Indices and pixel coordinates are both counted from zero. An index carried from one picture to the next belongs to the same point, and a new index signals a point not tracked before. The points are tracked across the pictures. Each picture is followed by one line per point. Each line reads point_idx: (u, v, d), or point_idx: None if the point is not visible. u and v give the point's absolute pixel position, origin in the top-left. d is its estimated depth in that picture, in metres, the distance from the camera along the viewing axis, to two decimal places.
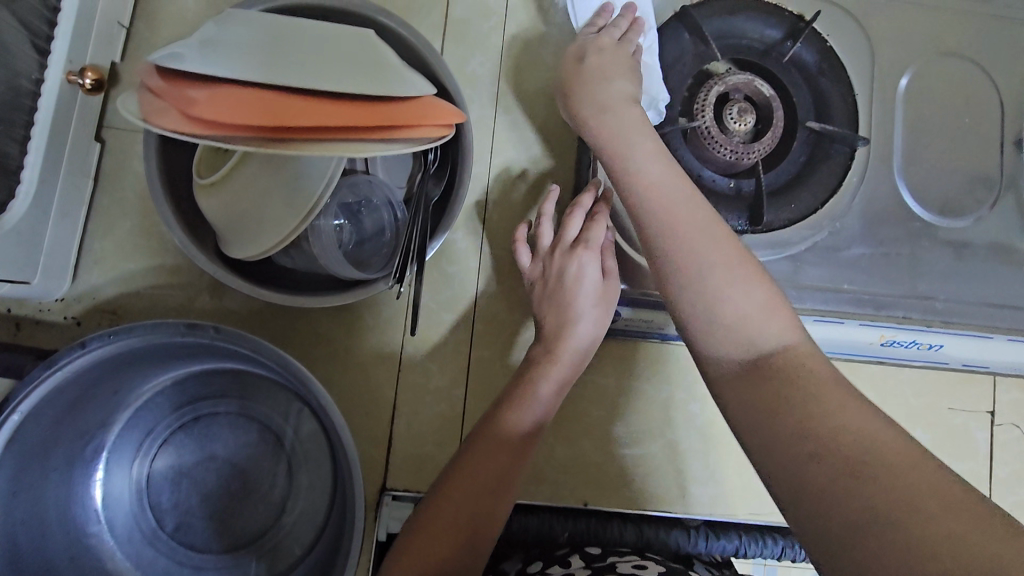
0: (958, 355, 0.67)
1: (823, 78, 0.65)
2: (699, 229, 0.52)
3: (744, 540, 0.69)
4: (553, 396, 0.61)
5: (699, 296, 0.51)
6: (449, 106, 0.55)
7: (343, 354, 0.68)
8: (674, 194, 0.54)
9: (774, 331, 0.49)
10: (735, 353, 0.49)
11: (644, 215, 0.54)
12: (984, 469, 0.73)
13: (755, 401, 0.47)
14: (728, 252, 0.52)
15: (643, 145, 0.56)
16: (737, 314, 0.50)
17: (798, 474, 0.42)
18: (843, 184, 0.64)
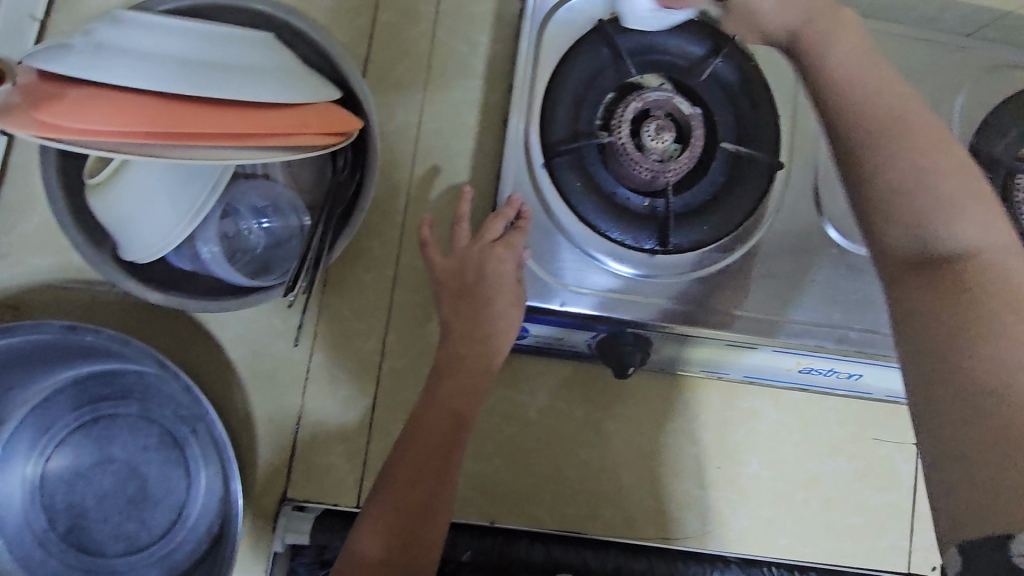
0: (879, 385, 0.68)
1: (744, 98, 0.64)
2: (897, 109, 0.51)
3: (655, 562, 0.67)
4: (460, 413, 0.61)
5: (872, 164, 0.50)
6: (341, 112, 0.58)
7: (249, 360, 0.67)
8: (873, 80, 0.53)
9: (967, 231, 0.46)
10: (924, 235, 0.47)
11: (833, 96, 0.53)
12: (906, 500, 0.73)
13: (953, 292, 0.44)
14: (925, 136, 0.50)
15: (846, 43, 0.55)
16: (925, 198, 0.48)
17: (961, 373, 0.40)
18: (758, 208, 0.63)
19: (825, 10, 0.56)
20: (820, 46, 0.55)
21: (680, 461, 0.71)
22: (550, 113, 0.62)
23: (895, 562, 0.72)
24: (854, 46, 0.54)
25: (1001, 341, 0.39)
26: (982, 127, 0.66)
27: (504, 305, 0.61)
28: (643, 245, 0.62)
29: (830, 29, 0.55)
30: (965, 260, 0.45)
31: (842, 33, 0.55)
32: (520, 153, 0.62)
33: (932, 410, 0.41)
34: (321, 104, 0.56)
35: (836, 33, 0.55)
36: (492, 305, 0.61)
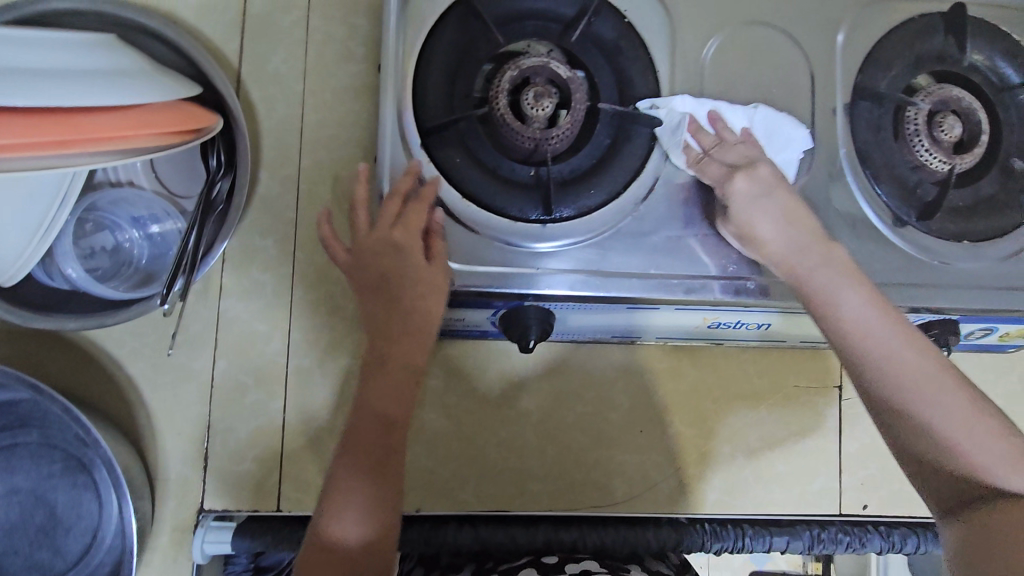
0: (791, 332, 0.68)
1: (621, 55, 0.63)
2: (915, 380, 0.53)
3: (584, 529, 0.67)
4: (389, 415, 0.58)
5: (928, 424, 0.53)
6: (193, 108, 0.56)
7: (151, 376, 0.65)
8: (893, 345, 0.54)
9: (1009, 473, 0.51)
10: (958, 481, 0.52)
11: (865, 369, 0.54)
12: (833, 443, 0.74)
13: (1008, 520, 0.49)
14: (932, 391, 0.53)
15: (856, 296, 0.55)
16: (954, 443, 0.52)
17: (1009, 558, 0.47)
18: (646, 165, 0.62)
19: (828, 256, 0.56)
20: (838, 307, 0.55)
21: (603, 428, 0.71)
22: (422, 90, 0.60)
23: (826, 505, 0.73)
24: (863, 297, 0.55)
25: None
26: (864, 62, 0.66)
27: (423, 293, 0.58)
28: (533, 216, 0.60)
29: (835, 281, 0.55)
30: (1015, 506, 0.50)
31: (854, 287, 0.55)
32: (396, 134, 0.59)
33: None
34: (172, 100, 0.54)
35: (848, 285, 0.55)
36: (413, 298, 0.58)
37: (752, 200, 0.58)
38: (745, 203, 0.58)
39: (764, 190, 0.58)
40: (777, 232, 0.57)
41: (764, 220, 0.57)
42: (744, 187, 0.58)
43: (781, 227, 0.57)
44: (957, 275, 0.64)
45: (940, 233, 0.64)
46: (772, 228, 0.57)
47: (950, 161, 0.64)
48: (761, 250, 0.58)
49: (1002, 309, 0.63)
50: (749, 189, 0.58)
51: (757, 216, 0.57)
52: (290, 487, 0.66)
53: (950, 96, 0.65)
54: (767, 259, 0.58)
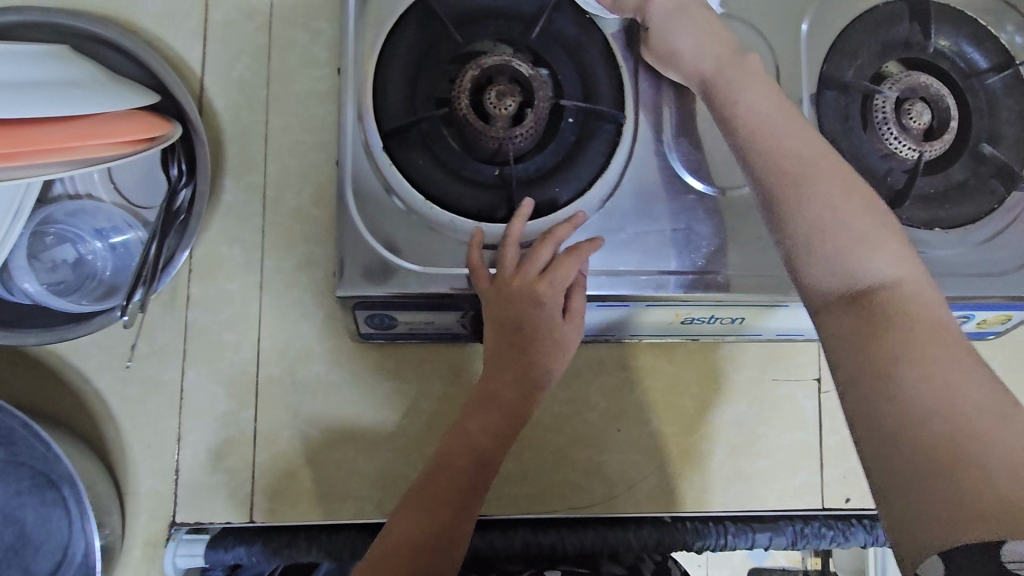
0: (764, 325, 0.68)
1: (585, 52, 0.63)
2: (807, 170, 0.51)
3: (562, 533, 0.66)
4: (484, 453, 0.57)
5: (812, 217, 0.49)
6: (151, 116, 0.56)
7: (119, 388, 0.65)
8: (777, 122, 0.53)
9: (887, 263, 0.48)
10: (840, 274, 0.48)
11: (754, 145, 0.53)
12: (813, 436, 0.73)
13: (895, 333, 0.44)
14: (823, 183, 0.50)
15: (753, 92, 0.55)
16: (838, 241, 0.48)
17: (878, 368, 0.44)
18: (611, 161, 0.61)
19: (734, 62, 0.57)
20: (731, 96, 0.55)
21: (580, 428, 0.70)
22: (382, 94, 0.60)
23: (808, 499, 0.72)
24: (759, 93, 0.55)
25: (917, 381, 0.42)
26: (829, 51, 0.65)
27: (549, 347, 0.58)
28: (498, 216, 0.60)
29: (739, 78, 0.56)
30: (894, 315, 0.45)
31: (752, 87, 0.55)
32: (356, 138, 0.59)
33: (883, 444, 0.41)
34: (125, 110, 0.54)
35: (746, 84, 0.55)
36: (537, 347, 0.58)
37: (669, 17, 0.59)
38: (666, 25, 0.59)
39: (683, 13, 0.59)
40: (692, 48, 0.58)
41: (680, 33, 0.59)
42: (662, 9, 0.59)
43: (696, 39, 0.58)
44: (930, 263, 0.63)
45: (912, 221, 0.64)
46: (687, 43, 0.58)
47: (919, 148, 0.63)
48: (676, 59, 0.59)
49: (975, 294, 0.63)
50: (664, 6, 0.59)
51: (676, 35, 0.59)
52: (262, 497, 0.65)
53: (919, 83, 0.64)
54: (686, 76, 0.59)
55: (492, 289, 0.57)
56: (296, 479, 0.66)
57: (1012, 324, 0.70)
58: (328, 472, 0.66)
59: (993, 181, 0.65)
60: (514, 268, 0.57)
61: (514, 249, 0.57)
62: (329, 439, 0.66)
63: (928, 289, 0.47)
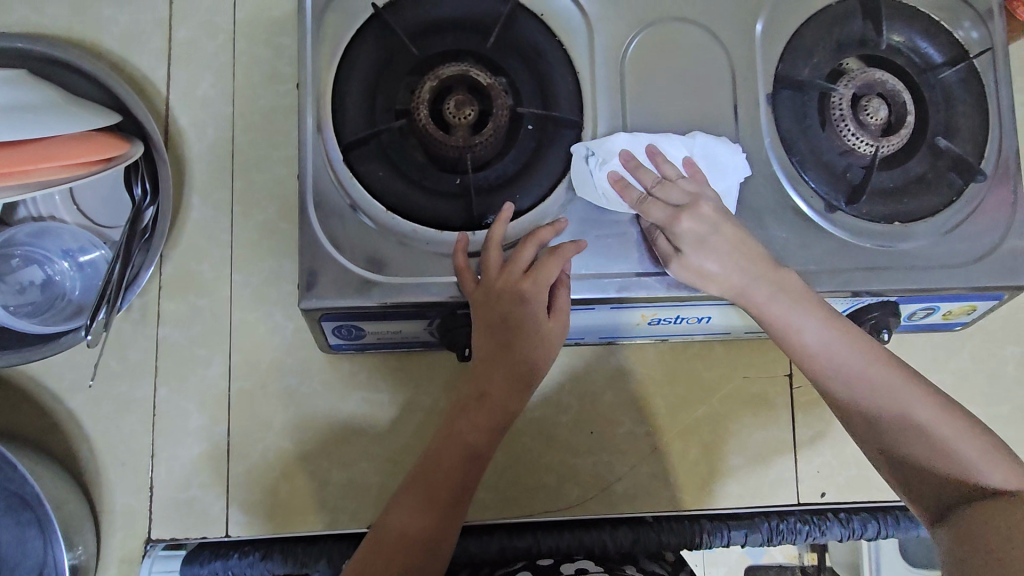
0: (732, 324, 0.68)
1: (541, 60, 0.63)
2: (896, 386, 0.57)
3: (538, 536, 0.67)
4: (476, 451, 0.59)
5: (914, 457, 0.56)
6: (110, 136, 0.56)
7: (91, 407, 0.65)
8: (879, 380, 0.57)
9: (994, 471, 0.54)
10: (953, 478, 0.55)
11: (882, 441, 0.58)
12: (787, 433, 0.73)
13: (999, 513, 0.51)
14: (915, 408, 0.57)
15: (815, 319, 0.57)
16: (941, 469, 0.55)
17: (984, 540, 0.50)
18: (570, 166, 0.62)
19: (779, 274, 0.58)
20: (795, 334, 0.58)
21: (553, 431, 0.71)
22: (342, 107, 0.61)
23: (782, 495, 0.73)
24: (820, 322, 0.57)
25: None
26: (784, 51, 0.66)
27: (537, 343, 0.58)
28: (460, 225, 0.60)
29: (794, 304, 0.57)
30: (1004, 498, 0.52)
31: (815, 310, 0.57)
32: (317, 151, 0.59)
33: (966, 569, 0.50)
34: (79, 131, 0.54)
35: (806, 307, 0.57)
36: (526, 345, 0.58)
37: (699, 241, 0.57)
38: (691, 270, 0.58)
39: (717, 234, 0.58)
40: (727, 267, 0.57)
41: (715, 254, 0.57)
42: (689, 236, 0.57)
43: (729, 252, 0.57)
44: (894, 255, 0.64)
45: (871, 216, 0.65)
46: (722, 260, 0.57)
47: (876, 144, 0.64)
48: (711, 278, 0.58)
49: (936, 286, 0.63)
50: (697, 229, 0.57)
51: (707, 259, 0.57)
52: (237, 511, 0.65)
53: (875, 79, 0.65)
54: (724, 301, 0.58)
55: (479, 291, 0.57)
56: (270, 492, 0.66)
57: (978, 315, 0.71)
58: (303, 483, 0.66)
59: (951, 174, 0.66)
60: (498, 268, 0.58)
61: (497, 250, 0.58)
62: (302, 451, 0.67)
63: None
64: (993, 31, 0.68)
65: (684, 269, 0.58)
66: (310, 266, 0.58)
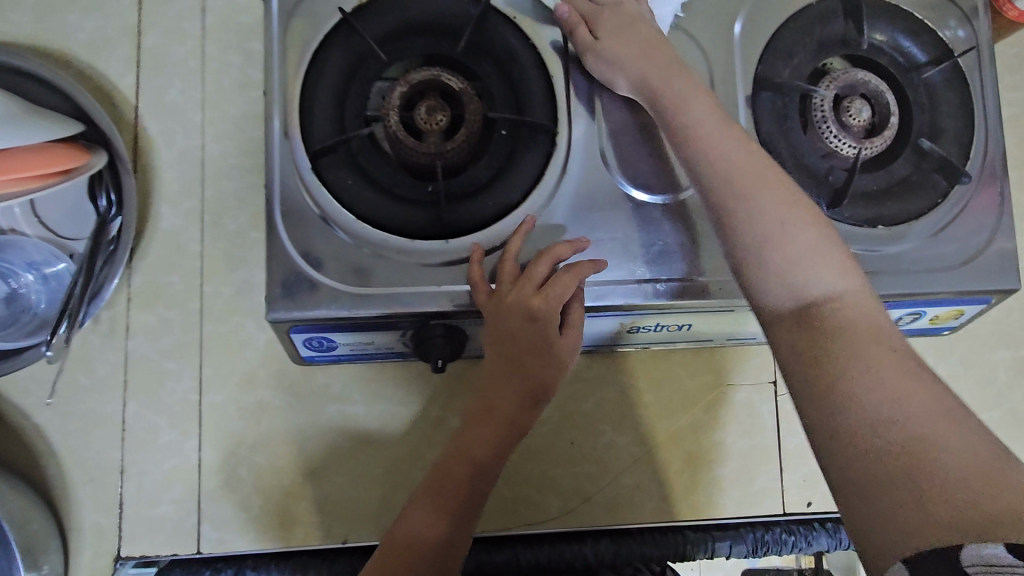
0: (713, 330, 0.67)
1: (515, 63, 0.62)
2: (753, 181, 0.53)
3: (517, 548, 0.67)
4: (482, 467, 0.57)
5: (764, 239, 0.51)
6: (68, 147, 0.55)
7: (59, 422, 0.64)
8: (744, 173, 0.53)
9: (833, 275, 0.50)
10: (791, 291, 0.50)
11: (732, 230, 0.52)
12: (773, 440, 0.72)
13: (839, 340, 0.47)
14: (767, 203, 0.52)
15: (700, 108, 0.56)
16: (785, 263, 0.51)
17: (852, 416, 0.44)
18: (545, 172, 0.61)
19: (678, 71, 0.58)
20: (682, 106, 0.56)
21: (533, 442, 0.70)
22: (311, 113, 0.59)
23: (769, 505, 0.71)
24: (705, 111, 0.56)
25: (872, 396, 0.44)
26: (762, 52, 0.65)
27: (546, 361, 0.57)
28: (432, 233, 0.59)
29: (683, 94, 0.56)
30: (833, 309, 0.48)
31: (699, 97, 0.56)
32: (285, 160, 0.58)
33: (839, 448, 0.44)
34: (38, 142, 0.53)
35: (697, 98, 0.56)
36: (534, 361, 0.57)
37: (616, 28, 0.60)
38: (602, 61, 0.60)
39: (627, 34, 0.60)
40: (635, 56, 0.58)
41: (623, 51, 0.59)
42: (607, 27, 0.60)
43: (635, 51, 0.59)
44: (880, 259, 0.62)
45: (854, 220, 0.63)
46: (626, 53, 0.59)
47: (858, 145, 0.62)
48: (616, 49, 0.59)
49: (920, 291, 0.62)
50: (613, 44, 0.59)
51: (617, 76, 0.59)
52: (209, 527, 0.64)
53: (857, 80, 0.63)
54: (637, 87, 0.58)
55: (491, 302, 0.56)
56: (243, 507, 0.65)
57: (966, 319, 0.69)
58: (278, 497, 0.65)
59: (936, 176, 0.64)
60: (512, 280, 0.56)
61: (513, 263, 0.57)
62: (275, 465, 0.65)
63: (870, 306, 0.49)
64: (978, 30, 0.67)
65: (597, 62, 0.60)
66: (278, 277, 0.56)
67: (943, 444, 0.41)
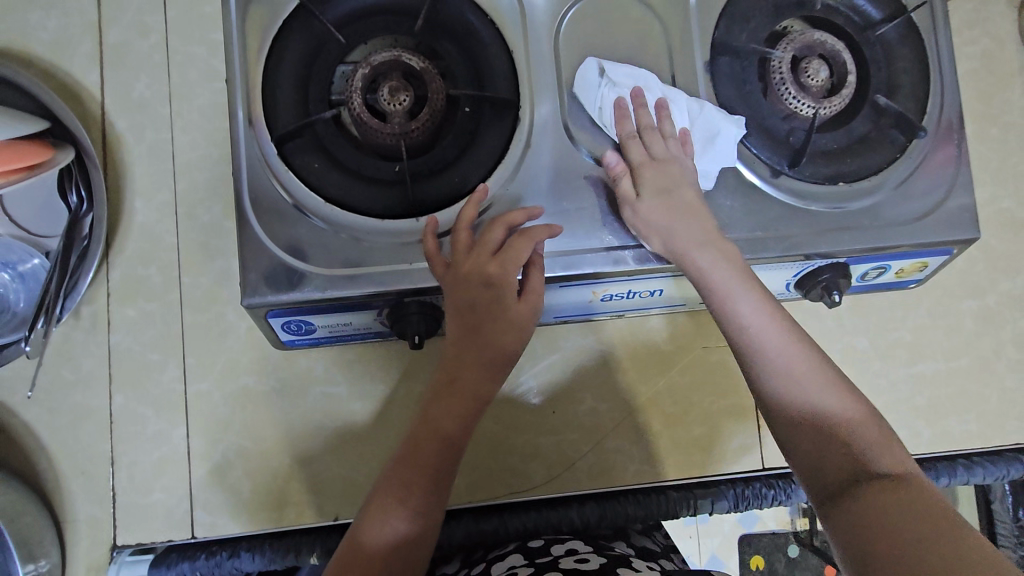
0: (684, 295, 0.68)
1: (476, 40, 0.63)
2: (800, 350, 0.57)
3: (504, 515, 0.68)
4: (452, 438, 0.58)
5: (810, 425, 0.55)
6: (28, 141, 0.57)
7: (47, 420, 0.65)
8: (796, 340, 0.57)
9: (874, 447, 0.53)
10: (833, 455, 0.53)
11: (785, 417, 0.56)
12: (749, 399, 0.74)
13: (872, 489, 0.49)
14: (811, 372, 0.56)
15: (755, 303, 0.57)
16: (828, 439, 0.54)
17: (881, 546, 0.45)
18: (510, 148, 0.61)
19: (700, 218, 0.58)
20: (732, 303, 0.57)
21: (516, 413, 0.71)
22: (274, 99, 0.60)
23: (748, 461, 0.73)
24: (764, 310, 0.58)
25: (897, 526, 0.46)
26: (719, 17, 0.65)
27: (506, 327, 0.58)
28: (402, 213, 0.60)
29: (721, 250, 0.57)
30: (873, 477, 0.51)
31: (752, 283, 0.58)
32: (251, 147, 0.59)
33: (873, 574, 0.44)
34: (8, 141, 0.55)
35: (746, 286, 0.57)
36: (495, 329, 0.58)
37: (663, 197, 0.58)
38: (638, 220, 0.58)
39: (666, 193, 0.58)
40: (663, 216, 0.58)
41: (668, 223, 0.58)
42: (650, 183, 0.59)
43: (671, 221, 0.58)
44: (842, 216, 0.64)
45: (816, 178, 0.64)
46: (658, 211, 0.58)
47: (816, 105, 0.63)
48: (648, 202, 0.58)
49: (882, 245, 0.64)
50: (648, 212, 0.58)
51: (650, 237, 0.58)
52: (202, 512, 0.65)
53: (814, 40, 0.64)
54: (668, 248, 0.57)
55: (448, 274, 0.57)
56: (234, 492, 0.66)
57: (930, 271, 0.71)
58: (269, 480, 0.67)
59: (893, 132, 0.65)
60: (467, 249, 0.57)
61: (466, 231, 0.58)
62: (263, 450, 0.67)
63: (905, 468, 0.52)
64: None
65: (633, 219, 0.58)
66: (251, 265, 0.57)
67: (974, 568, 0.41)
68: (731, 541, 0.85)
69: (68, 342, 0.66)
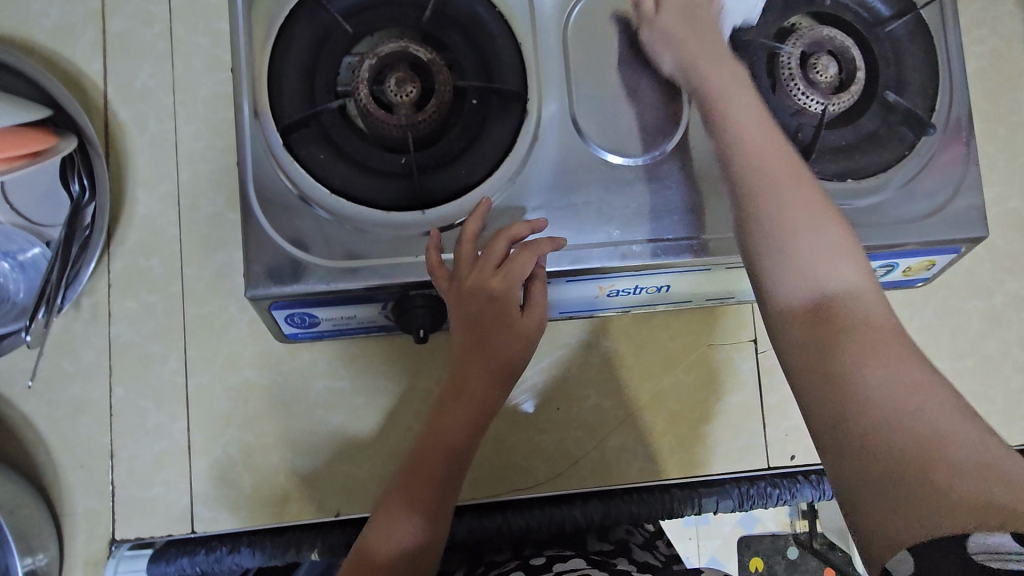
0: (691, 291, 0.68)
1: (484, 33, 0.62)
2: (784, 176, 0.53)
3: (506, 513, 0.68)
4: (457, 450, 0.58)
5: (784, 254, 0.51)
6: (27, 129, 0.56)
7: (46, 410, 0.65)
8: (779, 166, 0.53)
9: (848, 268, 0.49)
10: (807, 283, 0.49)
11: (755, 230, 0.52)
12: (754, 398, 0.73)
13: (849, 326, 0.46)
14: (795, 204, 0.51)
15: (743, 103, 0.56)
16: (802, 265, 0.50)
17: (854, 404, 0.42)
18: (517, 141, 0.61)
19: (710, 41, 0.60)
20: (725, 114, 0.56)
21: (519, 410, 0.71)
22: (280, 90, 0.59)
23: (752, 460, 0.73)
24: (749, 107, 0.56)
25: (875, 387, 0.42)
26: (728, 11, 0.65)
27: (513, 337, 0.58)
28: (408, 206, 0.59)
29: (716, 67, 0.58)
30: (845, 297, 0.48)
31: (742, 91, 0.57)
32: (256, 137, 0.58)
33: (841, 441, 0.42)
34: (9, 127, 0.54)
35: (740, 89, 0.57)
36: (502, 339, 0.58)
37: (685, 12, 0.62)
38: (656, 37, 0.61)
39: (686, 15, 0.62)
40: (681, 33, 0.61)
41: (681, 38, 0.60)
42: (670, 6, 0.62)
43: (686, 34, 0.60)
44: (851, 213, 0.63)
45: (824, 175, 0.64)
46: (677, 27, 0.61)
47: (825, 102, 0.62)
48: (670, 20, 0.61)
49: (891, 242, 0.63)
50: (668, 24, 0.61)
51: (662, 50, 0.61)
52: (201, 507, 0.65)
53: (823, 37, 0.63)
54: (677, 60, 0.60)
55: (452, 287, 0.56)
56: (234, 486, 0.65)
57: (936, 270, 0.71)
58: (270, 475, 0.66)
59: (901, 129, 0.65)
60: (471, 263, 0.56)
61: (469, 246, 0.56)
62: (264, 444, 0.66)
63: (879, 306, 0.48)
64: None
65: (651, 36, 0.61)
66: (255, 255, 0.57)
67: (954, 444, 0.38)
68: (731, 544, 0.84)
69: (68, 333, 0.65)
